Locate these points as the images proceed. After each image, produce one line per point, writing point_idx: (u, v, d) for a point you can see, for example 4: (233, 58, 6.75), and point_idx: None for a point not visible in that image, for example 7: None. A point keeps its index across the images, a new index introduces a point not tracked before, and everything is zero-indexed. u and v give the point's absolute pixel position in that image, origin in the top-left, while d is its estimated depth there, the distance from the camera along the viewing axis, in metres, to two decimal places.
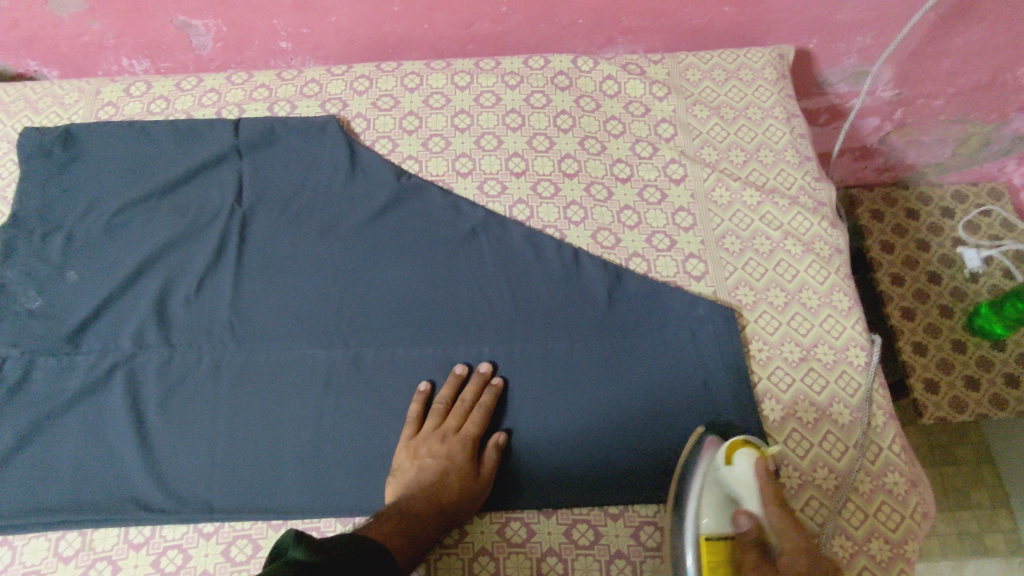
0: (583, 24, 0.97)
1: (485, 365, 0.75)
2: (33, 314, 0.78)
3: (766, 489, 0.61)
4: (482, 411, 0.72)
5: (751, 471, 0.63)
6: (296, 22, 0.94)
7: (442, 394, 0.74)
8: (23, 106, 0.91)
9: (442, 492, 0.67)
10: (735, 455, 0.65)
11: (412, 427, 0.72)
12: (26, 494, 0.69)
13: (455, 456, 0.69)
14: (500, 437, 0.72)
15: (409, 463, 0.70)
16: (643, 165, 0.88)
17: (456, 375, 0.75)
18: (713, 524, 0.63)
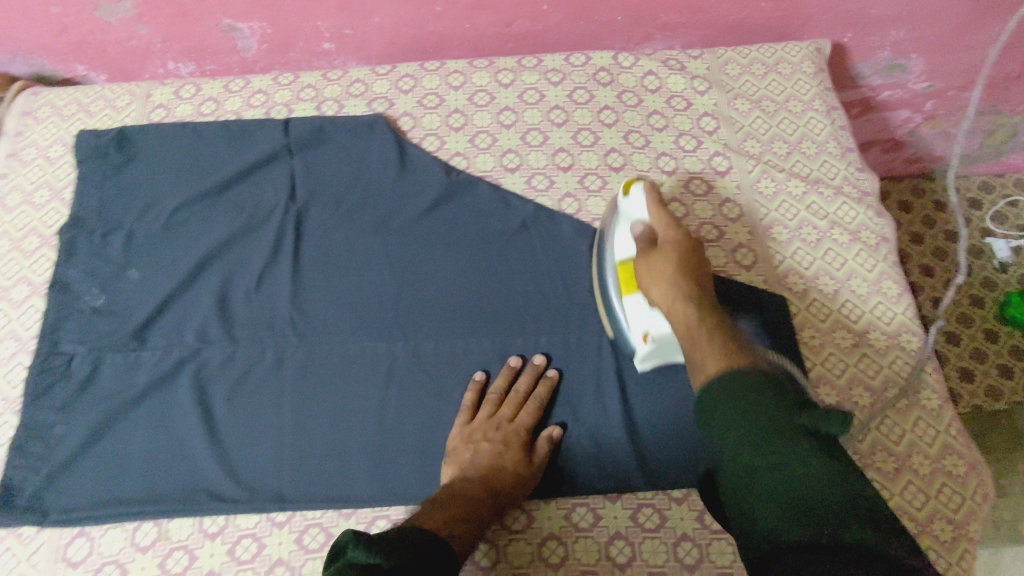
0: (622, 21, 0.99)
1: (540, 356, 0.77)
2: (98, 312, 0.79)
3: (657, 206, 0.70)
4: (536, 401, 0.74)
5: (643, 198, 0.72)
6: (340, 24, 0.96)
7: (497, 383, 0.75)
8: (75, 110, 0.92)
9: (499, 478, 0.68)
10: (631, 186, 0.73)
11: (466, 416, 0.73)
12: (101, 485, 0.71)
13: (510, 443, 0.71)
14: (554, 430, 0.73)
15: (465, 449, 0.71)
16: (688, 158, 0.89)
17: (510, 366, 0.76)
18: (626, 254, 0.71)
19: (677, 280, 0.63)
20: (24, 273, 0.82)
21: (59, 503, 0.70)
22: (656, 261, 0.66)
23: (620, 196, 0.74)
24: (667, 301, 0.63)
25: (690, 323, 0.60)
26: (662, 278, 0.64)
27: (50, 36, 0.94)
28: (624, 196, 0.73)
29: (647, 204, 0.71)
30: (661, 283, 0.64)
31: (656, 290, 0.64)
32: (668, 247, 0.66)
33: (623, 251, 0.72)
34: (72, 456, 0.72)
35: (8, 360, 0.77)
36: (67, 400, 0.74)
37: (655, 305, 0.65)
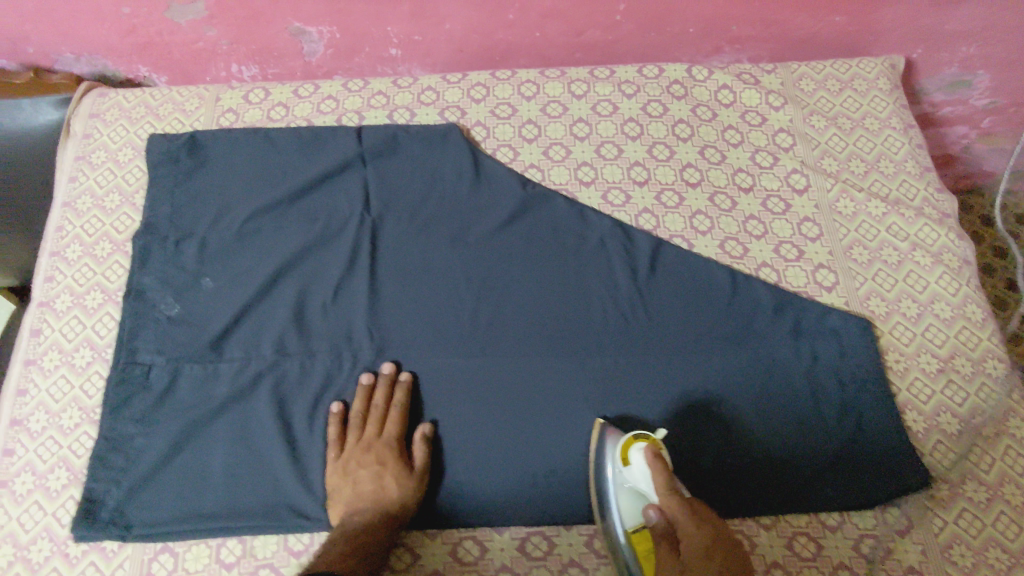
0: (694, 32, 0.97)
1: (389, 366, 0.76)
2: (173, 321, 0.78)
3: (663, 476, 0.65)
4: (398, 410, 0.73)
5: (643, 460, 0.67)
6: (409, 30, 0.94)
7: (355, 407, 0.74)
8: (144, 112, 0.91)
9: (384, 500, 0.68)
10: (630, 452, 0.68)
11: (336, 448, 0.72)
12: (183, 500, 0.70)
13: (386, 461, 0.71)
14: (426, 429, 0.73)
15: (342, 483, 0.70)
16: (765, 175, 0.88)
17: (363, 385, 0.75)
18: (635, 522, 0.67)
19: (696, 565, 0.60)
20: (98, 279, 0.81)
21: (142, 518, 0.69)
22: (677, 569, 0.62)
23: (617, 456, 0.69)
24: (677, 508, 0.63)
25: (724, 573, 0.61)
26: (672, 505, 0.64)
27: (117, 36, 0.93)
28: (622, 464, 0.68)
29: (650, 465, 0.65)
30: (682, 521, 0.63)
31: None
32: (689, 553, 0.61)
33: (626, 523, 0.67)
34: (152, 468, 0.71)
35: (85, 368, 0.77)
36: (146, 411, 0.74)
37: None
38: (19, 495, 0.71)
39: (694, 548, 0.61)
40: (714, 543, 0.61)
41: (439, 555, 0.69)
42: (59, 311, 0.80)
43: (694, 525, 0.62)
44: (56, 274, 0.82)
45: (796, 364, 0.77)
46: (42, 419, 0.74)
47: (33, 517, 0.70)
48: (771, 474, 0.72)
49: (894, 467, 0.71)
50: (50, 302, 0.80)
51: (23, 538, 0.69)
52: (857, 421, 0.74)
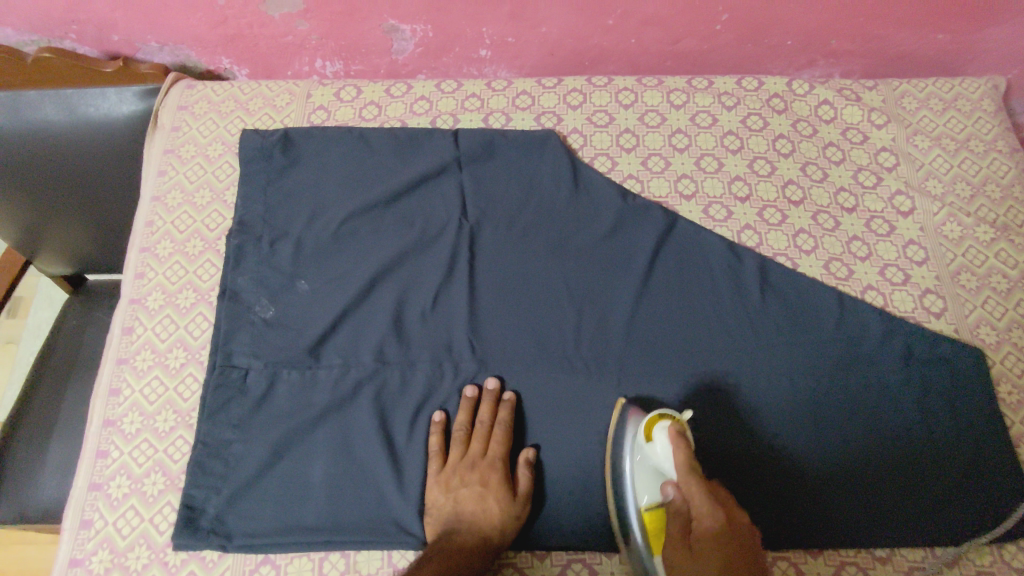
0: (792, 45, 0.95)
1: (493, 381, 0.74)
2: (269, 324, 0.76)
3: (686, 464, 0.63)
4: (502, 429, 0.71)
5: (666, 442, 0.66)
6: (505, 31, 0.92)
7: (459, 421, 0.72)
8: (233, 107, 0.89)
9: (488, 523, 0.66)
10: (653, 431, 0.67)
11: (437, 461, 0.71)
12: (285, 512, 0.68)
13: (489, 481, 0.69)
14: (529, 454, 0.71)
15: (443, 498, 0.69)
16: (868, 195, 0.86)
17: (468, 398, 0.73)
18: (649, 500, 0.67)
19: (710, 552, 0.58)
20: (190, 277, 0.80)
21: (243, 527, 0.67)
22: (681, 550, 0.61)
23: (641, 434, 0.68)
24: (699, 496, 0.61)
25: None
26: (693, 488, 0.61)
27: (206, 27, 0.90)
28: (645, 441, 0.68)
29: (674, 444, 0.65)
30: (687, 567, 0.59)
31: (694, 574, 0.58)
32: (699, 537, 0.60)
33: (641, 498, 0.67)
34: (251, 477, 0.69)
35: (178, 370, 0.75)
36: (244, 417, 0.72)
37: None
38: (116, 499, 0.69)
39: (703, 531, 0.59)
40: (730, 514, 0.60)
41: None
42: (151, 309, 0.78)
43: (709, 507, 0.60)
44: (147, 271, 0.80)
45: (896, 384, 0.75)
46: (136, 421, 0.73)
47: (129, 523, 0.68)
48: (856, 498, 0.71)
49: (980, 503, 0.71)
50: (141, 300, 0.78)
51: (121, 543, 0.67)
52: (972, 456, 0.72)
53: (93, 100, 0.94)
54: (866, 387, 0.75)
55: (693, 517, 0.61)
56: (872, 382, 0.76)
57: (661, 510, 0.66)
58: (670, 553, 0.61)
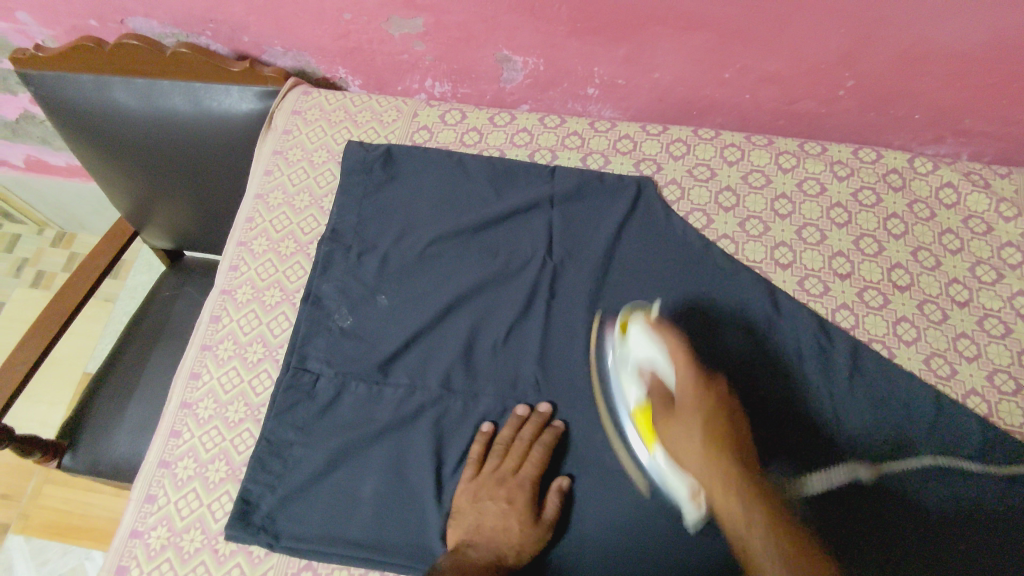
0: (919, 119, 0.89)
1: (545, 405, 0.73)
2: (345, 333, 0.78)
3: (667, 344, 0.72)
4: (540, 452, 0.70)
5: (643, 330, 0.74)
6: (616, 73, 0.91)
7: (502, 433, 0.73)
8: (343, 118, 0.92)
9: (505, 543, 0.66)
10: (628, 326, 0.75)
11: (472, 468, 0.71)
12: (332, 519, 0.69)
13: (516, 501, 0.68)
14: (564, 482, 0.70)
15: (469, 506, 0.69)
16: (984, 291, 0.79)
17: (517, 415, 0.73)
18: (636, 393, 0.72)
19: (707, 426, 0.66)
20: (279, 277, 0.83)
21: (291, 529, 0.69)
22: (670, 425, 0.68)
23: (617, 335, 0.76)
24: (685, 375, 0.70)
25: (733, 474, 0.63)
26: (688, 386, 0.69)
27: (329, 39, 0.94)
28: (622, 335, 0.75)
29: (654, 334, 0.73)
30: (693, 435, 0.66)
31: (682, 440, 0.66)
32: (689, 413, 0.68)
33: (632, 398, 0.72)
34: (305, 480, 0.71)
35: (255, 365, 0.78)
36: (308, 421, 0.74)
37: (681, 460, 0.66)
38: (180, 479, 0.72)
39: (694, 397, 0.68)
40: (710, 383, 0.70)
41: None
42: (238, 302, 0.82)
43: (698, 376, 0.70)
44: (240, 264, 0.84)
45: (947, 479, 0.70)
46: (210, 407, 0.76)
47: (189, 505, 0.71)
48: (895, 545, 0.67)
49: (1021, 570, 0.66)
50: (232, 291, 0.82)
51: (178, 523, 0.70)
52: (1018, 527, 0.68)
53: (217, 96, 0.99)
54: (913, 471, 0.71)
55: (681, 404, 0.69)
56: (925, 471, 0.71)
57: (647, 406, 0.71)
58: (665, 436, 0.68)
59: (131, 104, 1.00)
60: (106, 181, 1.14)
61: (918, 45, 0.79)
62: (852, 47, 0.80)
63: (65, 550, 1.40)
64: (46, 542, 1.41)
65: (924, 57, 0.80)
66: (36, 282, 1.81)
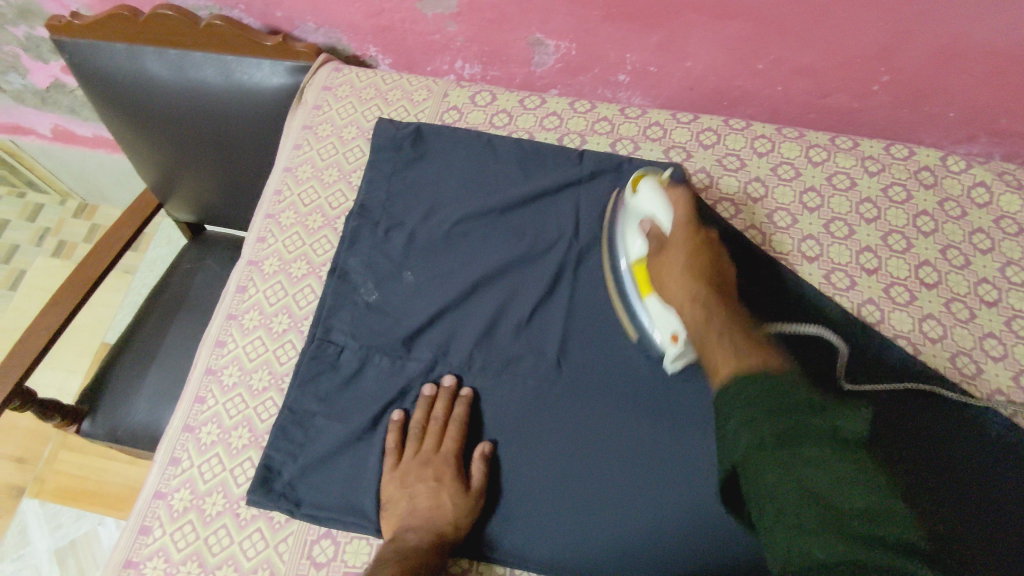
0: (954, 117, 0.89)
1: (450, 379, 0.74)
2: (370, 307, 0.78)
3: (672, 199, 0.74)
4: (456, 426, 0.72)
5: (649, 193, 0.73)
6: (648, 60, 0.91)
7: (415, 418, 0.73)
8: (373, 95, 0.93)
9: (440, 519, 0.66)
10: (640, 185, 0.75)
11: (394, 457, 0.71)
12: (353, 489, 0.70)
13: (443, 477, 0.69)
14: (485, 447, 0.71)
15: (399, 494, 0.69)
16: (1014, 292, 0.79)
17: (425, 396, 0.74)
18: (637, 249, 0.74)
19: (694, 255, 0.71)
20: (306, 249, 0.84)
21: (312, 498, 0.69)
22: (665, 258, 0.72)
23: (629, 190, 0.77)
24: (680, 215, 0.73)
25: (705, 318, 0.66)
26: (683, 225, 0.72)
27: (362, 16, 0.94)
28: (631, 194, 0.76)
29: (660, 189, 0.73)
30: (679, 279, 0.70)
31: (671, 280, 0.71)
32: (681, 240, 0.72)
33: (633, 248, 0.75)
34: (327, 451, 0.72)
35: (280, 335, 0.79)
36: (332, 393, 0.74)
37: (669, 296, 0.71)
38: (204, 444, 0.73)
39: (680, 278, 0.70)
40: (705, 249, 0.72)
41: None
42: (265, 273, 0.82)
43: (692, 237, 0.72)
44: (268, 235, 0.85)
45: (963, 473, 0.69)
46: (235, 374, 0.77)
47: (212, 469, 0.72)
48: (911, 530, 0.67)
49: None
50: (258, 262, 0.83)
51: (201, 487, 0.71)
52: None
53: (249, 69, 1.00)
54: (926, 484, 0.69)
55: (673, 243, 0.72)
56: (940, 465, 0.70)
57: (645, 261, 0.74)
58: (659, 278, 0.72)
59: (162, 74, 1.01)
60: (133, 151, 1.15)
61: (958, 41, 0.78)
62: (891, 41, 0.80)
63: (78, 515, 1.42)
64: (59, 506, 1.43)
65: (963, 54, 0.79)
66: (57, 252, 1.84)
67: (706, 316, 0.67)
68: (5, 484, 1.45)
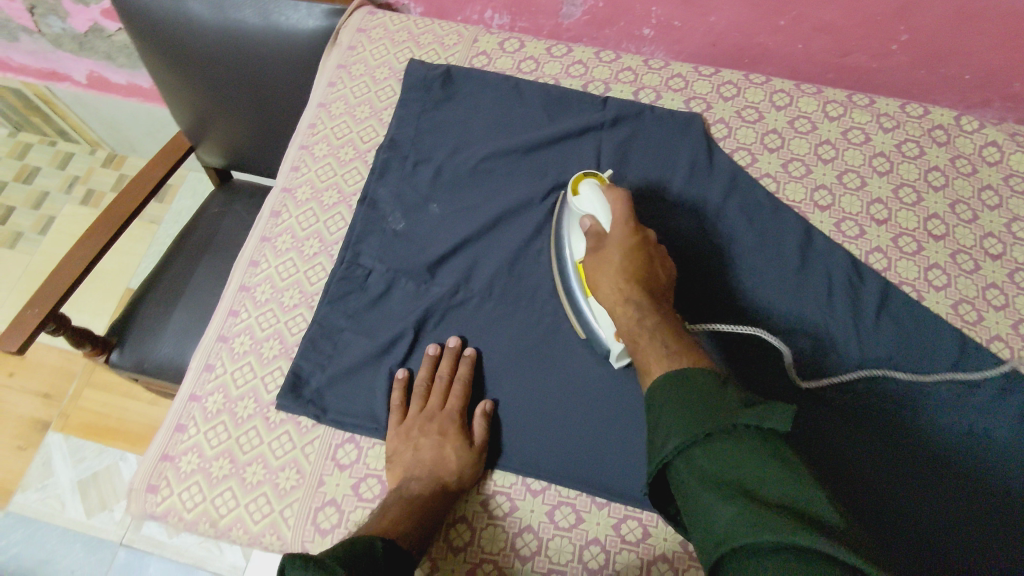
0: (969, 80, 0.91)
1: (454, 339, 0.76)
2: (397, 234, 0.82)
3: (613, 192, 0.71)
4: (461, 384, 0.73)
5: (592, 192, 0.73)
6: (673, 14, 0.93)
7: (420, 376, 0.75)
8: (406, 39, 0.97)
9: (442, 472, 0.68)
10: (580, 185, 0.74)
11: (398, 414, 0.72)
12: (375, 398, 0.74)
13: (447, 432, 0.70)
14: (487, 405, 0.73)
15: (403, 447, 0.70)
16: (1018, 246, 0.81)
17: (429, 355, 0.75)
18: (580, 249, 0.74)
19: (629, 260, 0.67)
20: (337, 179, 0.87)
21: (338, 405, 0.74)
22: (602, 254, 0.69)
23: (569, 191, 0.76)
24: (620, 209, 0.70)
25: (634, 300, 0.64)
26: (620, 223, 0.69)
27: None
28: (572, 195, 0.75)
29: (606, 196, 0.72)
30: (607, 282, 0.66)
31: (601, 284, 0.67)
32: (618, 239, 0.68)
33: (576, 251, 0.74)
34: (354, 364, 0.76)
35: (311, 258, 0.83)
36: (359, 310, 0.78)
37: (600, 297, 0.68)
38: (237, 352, 0.78)
39: (622, 239, 0.68)
40: (644, 236, 0.69)
41: (603, 525, 0.69)
42: (298, 200, 0.86)
43: (626, 227, 0.69)
44: (301, 165, 0.89)
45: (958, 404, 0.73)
46: (267, 291, 0.81)
47: (245, 375, 0.76)
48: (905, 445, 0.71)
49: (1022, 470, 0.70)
50: (292, 190, 0.87)
51: (234, 391, 0.76)
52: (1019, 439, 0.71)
53: (286, 11, 1.03)
54: (922, 405, 0.73)
55: (608, 241, 0.69)
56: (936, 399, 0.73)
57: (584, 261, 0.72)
58: (591, 284, 0.69)
59: (202, 14, 1.02)
60: (167, 92, 1.17)
61: (978, 0, 0.80)
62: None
63: (100, 449, 1.47)
64: (82, 440, 1.48)
65: (980, 14, 0.81)
66: (85, 200, 1.89)
67: (639, 311, 0.63)
68: (31, 418, 1.51)
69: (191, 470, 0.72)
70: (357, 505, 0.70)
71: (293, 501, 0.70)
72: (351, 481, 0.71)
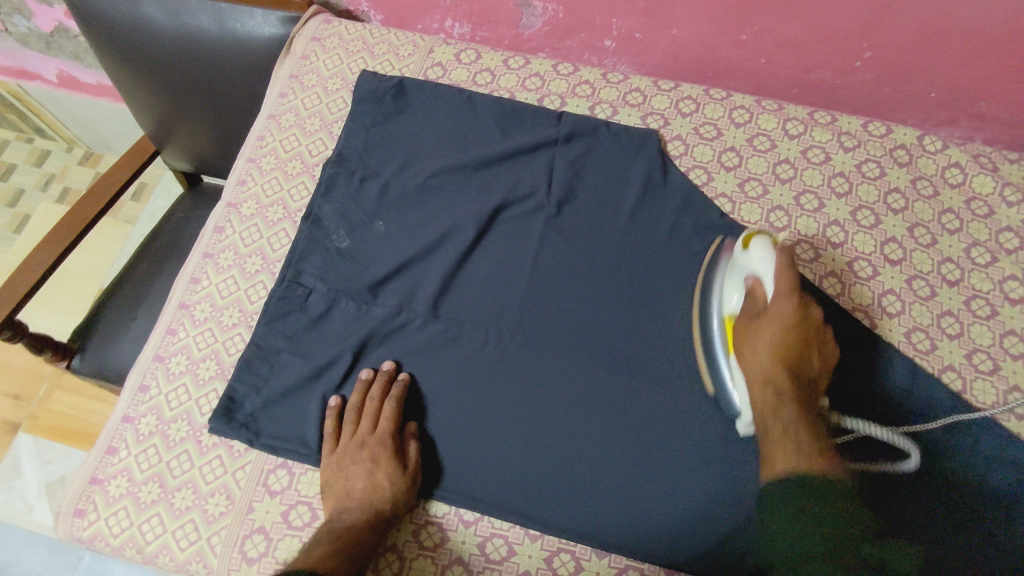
0: (935, 98, 0.88)
1: (388, 363, 0.74)
2: (340, 253, 0.80)
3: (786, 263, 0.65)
4: (392, 406, 0.71)
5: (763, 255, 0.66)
6: (634, 26, 0.91)
7: (352, 401, 0.73)
8: (360, 48, 0.94)
9: (374, 500, 0.67)
10: (752, 241, 0.68)
11: (330, 442, 0.71)
12: (309, 422, 0.73)
13: (378, 458, 0.69)
14: (413, 427, 0.72)
15: (336, 476, 0.69)
16: (976, 272, 0.79)
17: (362, 380, 0.74)
18: (732, 303, 0.69)
19: (782, 341, 0.63)
20: (283, 195, 0.86)
21: (271, 430, 0.72)
22: (756, 325, 0.65)
23: (740, 247, 0.69)
24: (787, 300, 0.64)
25: (774, 405, 0.62)
26: (787, 292, 0.64)
27: None
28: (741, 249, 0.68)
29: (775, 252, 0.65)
30: (753, 378, 0.64)
31: (746, 362, 0.66)
32: (768, 330, 0.64)
33: (729, 302, 0.69)
34: (290, 389, 0.74)
35: (252, 275, 0.81)
36: (297, 332, 0.77)
37: (747, 374, 0.66)
38: (172, 373, 0.76)
39: (775, 330, 0.64)
40: (811, 312, 0.64)
41: (535, 558, 0.69)
42: (243, 215, 0.85)
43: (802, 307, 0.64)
44: (248, 179, 0.87)
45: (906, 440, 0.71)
46: (207, 310, 0.79)
47: (178, 397, 0.75)
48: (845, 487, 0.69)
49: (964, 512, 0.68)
50: (237, 205, 0.85)
51: (167, 413, 0.74)
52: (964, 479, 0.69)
53: (241, 17, 1.01)
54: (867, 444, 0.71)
55: (763, 320, 0.65)
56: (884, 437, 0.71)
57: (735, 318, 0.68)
58: (740, 350, 0.66)
59: (157, 19, 1.00)
60: (128, 96, 1.15)
61: (940, 19, 0.77)
62: (873, 16, 0.79)
63: (67, 452, 1.47)
64: (50, 443, 1.47)
65: (943, 33, 0.79)
66: (61, 198, 1.87)
67: (787, 406, 0.61)
68: None
69: (119, 494, 0.70)
70: (285, 533, 0.69)
71: (220, 528, 0.69)
72: (281, 508, 0.70)
